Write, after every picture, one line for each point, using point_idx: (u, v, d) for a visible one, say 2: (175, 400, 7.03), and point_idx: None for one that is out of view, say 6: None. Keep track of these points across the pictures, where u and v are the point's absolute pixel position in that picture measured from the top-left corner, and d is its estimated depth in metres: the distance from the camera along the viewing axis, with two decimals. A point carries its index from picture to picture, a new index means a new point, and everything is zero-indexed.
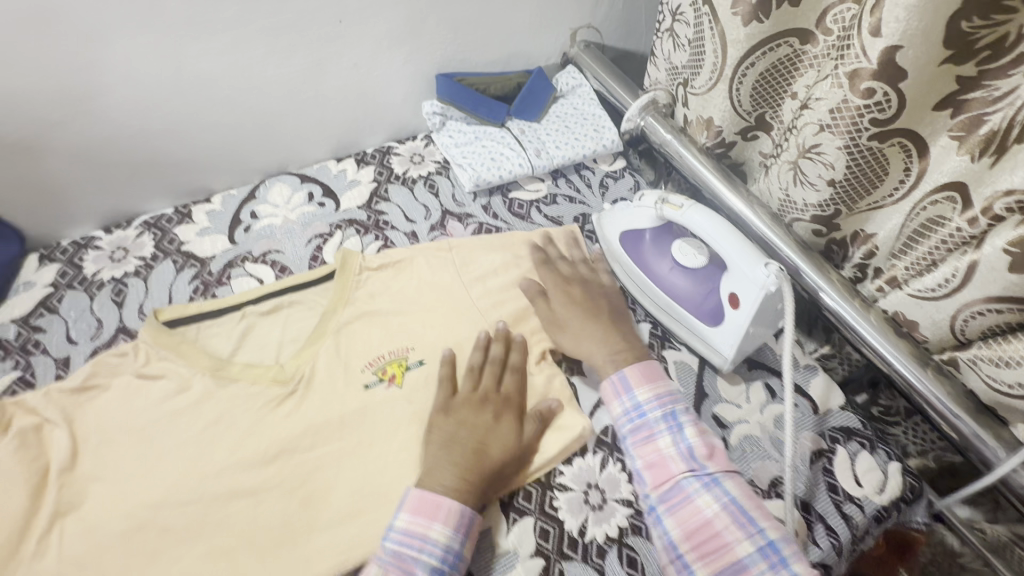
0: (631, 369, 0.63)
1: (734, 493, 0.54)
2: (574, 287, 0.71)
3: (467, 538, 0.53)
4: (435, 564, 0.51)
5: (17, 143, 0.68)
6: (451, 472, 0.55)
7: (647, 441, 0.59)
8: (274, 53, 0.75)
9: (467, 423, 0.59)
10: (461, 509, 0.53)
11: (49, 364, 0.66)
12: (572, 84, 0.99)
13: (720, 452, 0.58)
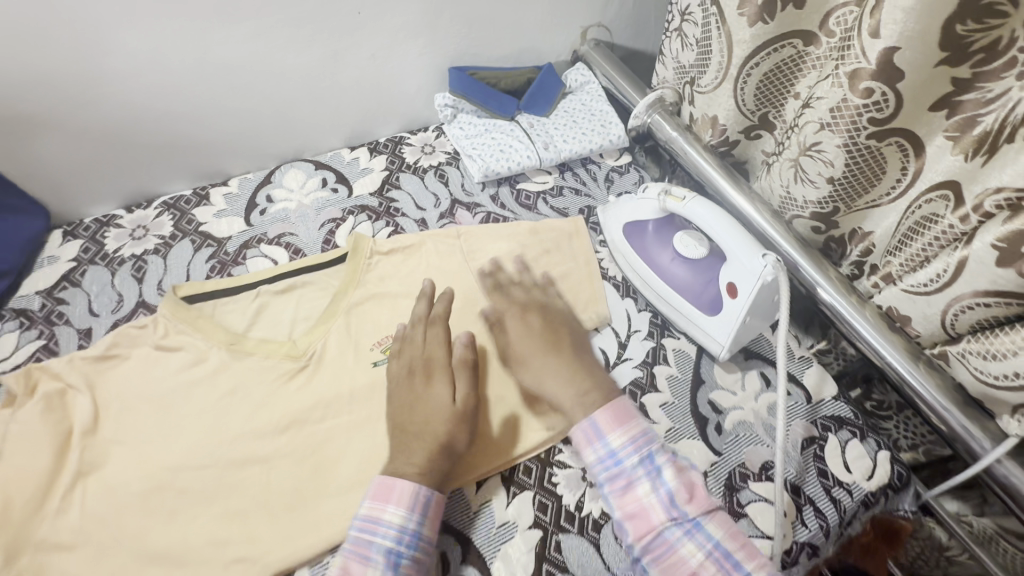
0: (601, 412, 0.58)
1: (718, 536, 0.52)
2: (533, 315, 0.67)
3: (426, 519, 0.53)
4: (393, 546, 0.51)
5: (46, 121, 0.71)
6: (410, 454, 0.56)
7: (625, 491, 0.55)
8: (294, 41, 0.78)
9: (410, 406, 0.59)
10: (415, 489, 0.53)
11: (72, 334, 0.69)
12: (581, 81, 1.01)
13: (701, 490, 0.55)
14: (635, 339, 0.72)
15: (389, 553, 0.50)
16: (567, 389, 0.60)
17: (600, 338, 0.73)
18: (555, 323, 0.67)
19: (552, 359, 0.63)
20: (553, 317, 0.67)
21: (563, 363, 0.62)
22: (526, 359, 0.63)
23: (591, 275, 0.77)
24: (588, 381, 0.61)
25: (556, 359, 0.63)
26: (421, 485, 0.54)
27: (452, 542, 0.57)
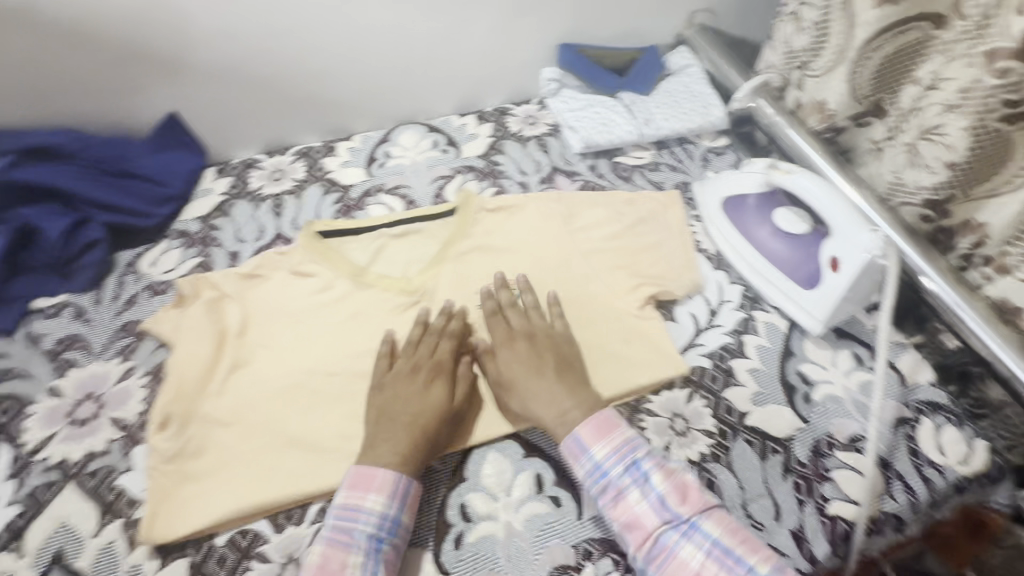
0: (583, 427, 0.59)
1: (715, 534, 0.53)
2: (524, 340, 0.66)
3: (406, 506, 0.56)
4: (375, 532, 0.54)
5: (217, 69, 0.81)
6: (395, 438, 0.58)
7: (617, 501, 0.56)
8: (425, 9, 0.85)
9: (401, 398, 0.61)
10: (397, 479, 0.56)
11: (223, 255, 0.79)
12: (683, 64, 1.02)
13: (692, 489, 0.56)
14: (726, 308, 0.75)
15: (371, 538, 0.53)
16: (552, 415, 0.61)
17: (692, 304, 0.75)
18: (547, 347, 0.65)
19: (544, 385, 0.62)
20: (545, 339, 0.66)
21: (556, 381, 0.63)
22: (515, 383, 0.63)
23: (685, 245, 0.80)
24: (573, 406, 0.61)
25: (547, 380, 0.63)
26: (398, 473, 0.56)
27: (545, 466, 0.62)
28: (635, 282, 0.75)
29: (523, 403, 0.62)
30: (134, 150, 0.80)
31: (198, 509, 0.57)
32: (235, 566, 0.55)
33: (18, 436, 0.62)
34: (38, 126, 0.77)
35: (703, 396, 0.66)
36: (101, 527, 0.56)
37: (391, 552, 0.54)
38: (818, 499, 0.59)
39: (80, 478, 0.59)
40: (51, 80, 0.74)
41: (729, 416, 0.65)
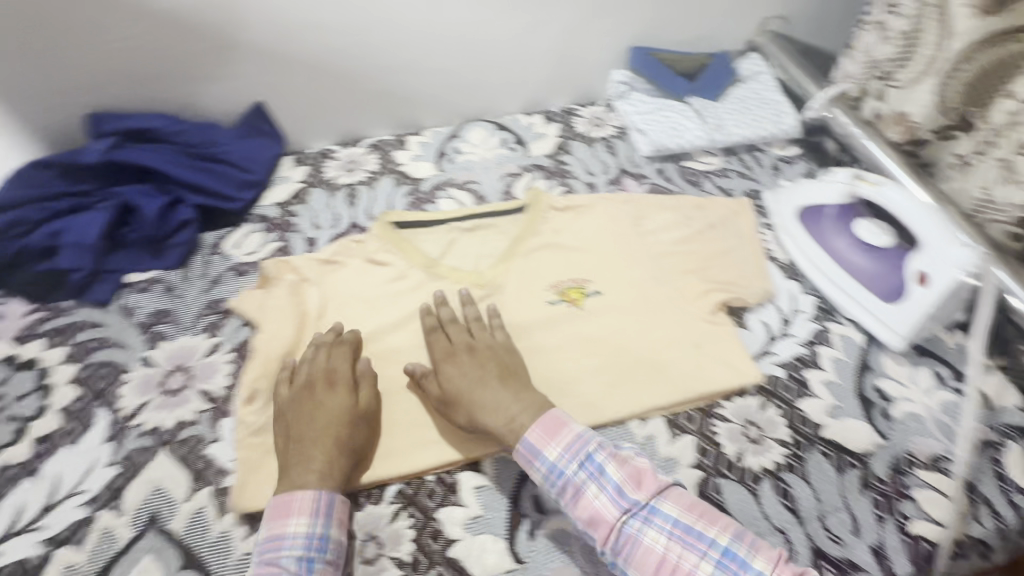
0: (532, 430, 0.57)
1: (673, 514, 0.52)
2: (466, 353, 0.64)
3: (334, 521, 0.54)
4: (304, 554, 0.51)
5: (307, 60, 0.83)
6: (320, 444, 0.57)
7: (577, 499, 0.54)
8: (505, 9, 0.87)
9: (315, 406, 0.59)
10: (317, 496, 0.53)
11: (301, 241, 0.82)
12: (754, 70, 1.01)
13: (647, 473, 0.55)
14: (799, 318, 0.74)
15: (302, 561, 0.51)
16: (501, 423, 0.58)
17: (764, 312, 0.75)
18: (488, 356, 0.64)
19: (491, 394, 0.60)
20: (487, 350, 0.65)
21: (501, 391, 0.60)
22: (468, 395, 0.61)
23: (756, 253, 0.80)
24: (521, 411, 0.59)
25: (493, 391, 0.60)
26: (319, 489, 0.54)
27: None
28: (706, 287, 0.75)
29: (470, 415, 0.60)
30: (222, 136, 0.83)
31: None
32: None
33: (115, 401, 0.65)
34: (138, 110, 0.81)
35: (776, 404, 0.66)
36: (192, 492, 0.59)
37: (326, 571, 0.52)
38: (899, 516, 0.58)
39: (172, 445, 0.62)
40: (153, 66, 0.78)
41: (804, 427, 0.64)
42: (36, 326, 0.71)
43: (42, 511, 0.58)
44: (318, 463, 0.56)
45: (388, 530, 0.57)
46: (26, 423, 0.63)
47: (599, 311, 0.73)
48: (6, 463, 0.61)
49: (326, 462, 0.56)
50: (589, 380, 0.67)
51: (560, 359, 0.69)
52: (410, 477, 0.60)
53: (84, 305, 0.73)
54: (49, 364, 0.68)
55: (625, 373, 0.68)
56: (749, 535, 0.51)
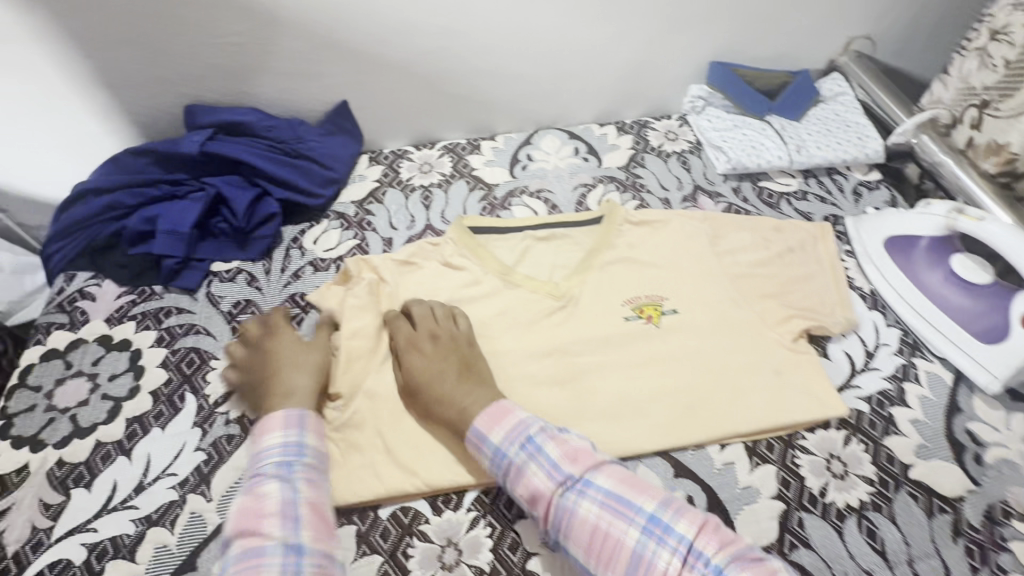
0: (479, 417, 0.57)
1: (606, 485, 0.51)
2: (429, 340, 0.64)
3: (309, 431, 0.57)
4: (283, 458, 0.54)
5: (394, 63, 0.84)
6: (297, 379, 0.61)
7: (518, 478, 0.53)
8: (592, 20, 0.86)
9: (295, 351, 0.64)
10: (289, 412, 0.57)
11: (377, 240, 0.83)
12: (836, 91, 0.99)
13: (583, 449, 0.54)
14: (884, 352, 0.72)
15: (282, 465, 0.54)
16: (453, 416, 0.59)
17: (846, 342, 0.73)
18: (452, 349, 0.64)
19: (445, 388, 0.60)
20: (451, 341, 0.64)
21: (458, 383, 0.61)
22: (427, 386, 0.61)
23: (837, 281, 0.77)
24: (473, 402, 0.59)
25: (450, 383, 0.61)
26: (294, 408, 0.58)
27: (696, 489, 0.61)
28: (787, 312, 0.73)
29: (427, 405, 0.61)
30: (307, 132, 0.85)
31: (364, 483, 0.59)
32: (397, 542, 0.57)
33: (201, 387, 0.67)
34: (229, 104, 0.83)
35: (860, 440, 0.64)
36: None
37: (309, 472, 0.55)
38: (994, 568, 0.56)
39: None
40: (248, 62, 0.79)
41: (891, 466, 0.62)
42: (127, 308, 0.74)
43: (133, 491, 0.60)
44: (285, 396, 0.59)
45: (467, 537, 0.58)
46: (119, 403, 0.66)
47: (676, 331, 0.72)
48: (101, 441, 0.63)
49: (294, 397, 0.59)
50: (666, 401, 0.66)
51: (637, 377, 0.68)
52: (488, 486, 0.60)
53: (172, 291, 0.75)
54: (140, 346, 0.71)
55: (704, 396, 0.66)
56: (678, 500, 0.50)
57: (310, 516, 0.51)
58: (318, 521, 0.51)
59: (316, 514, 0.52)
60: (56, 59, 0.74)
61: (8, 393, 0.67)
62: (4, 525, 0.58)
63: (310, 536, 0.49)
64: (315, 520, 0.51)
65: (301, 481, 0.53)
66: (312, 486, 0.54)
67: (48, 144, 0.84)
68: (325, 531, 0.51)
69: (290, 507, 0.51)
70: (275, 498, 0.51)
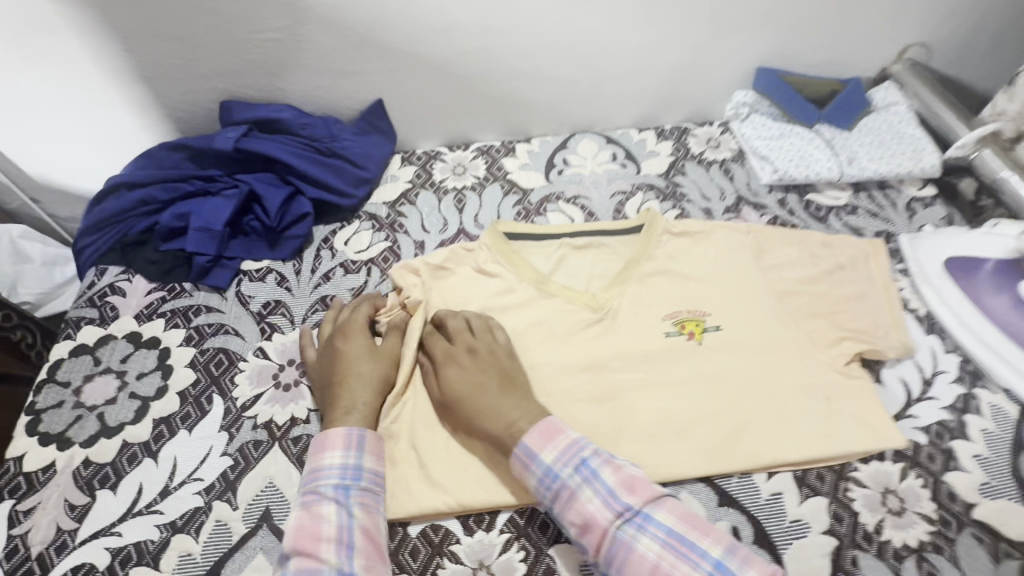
0: (528, 433, 0.54)
1: (668, 522, 0.48)
2: (467, 352, 0.62)
3: (368, 452, 0.56)
4: (341, 480, 0.53)
5: (432, 63, 0.82)
6: (365, 395, 0.60)
7: (570, 502, 0.50)
8: (639, 22, 0.83)
9: (368, 362, 0.62)
10: (350, 431, 0.56)
11: (409, 243, 0.81)
12: (888, 101, 0.94)
13: (641, 479, 0.51)
14: (942, 380, 0.68)
15: (339, 487, 0.52)
16: (499, 429, 0.56)
17: (901, 367, 0.69)
18: (490, 362, 0.62)
19: (489, 403, 0.58)
20: (489, 353, 0.62)
21: (500, 397, 0.58)
22: (468, 400, 0.59)
23: (891, 302, 0.73)
24: (521, 416, 0.56)
25: (492, 397, 0.59)
26: (359, 426, 0.57)
27: (742, 519, 0.58)
28: (838, 334, 0.69)
29: (468, 419, 0.58)
30: (341, 131, 0.84)
31: (396, 499, 0.58)
32: (427, 561, 0.55)
33: (228, 389, 0.66)
34: (264, 100, 0.82)
35: (918, 474, 0.60)
36: None
37: (366, 497, 0.53)
38: None
39: (284, 443, 0.62)
40: (286, 58, 0.77)
41: (951, 503, 0.58)
42: (157, 305, 0.73)
43: (159, 495, 0.58)
44: (353, 413, 0.58)
45: (500, 559, 0.55)
46: (146, 403, 0.65)
47: (720, 349, 0.69)
48: (127, 441, 0.62)
49: (359, 415, 0.58)
50: (710, 423, 0.63)
51: (678, 397, 0.65)
52: (523, 506, 0.58)
53: (202, 289, 0.74)
54: (169, 345, 0.69)
55: (750, 419, 0.63)
56: (743, 547, 0.47)
57: (364, 543, 0.50)
58: (371, 549, 0.50)
59: (369, 541, 0.51)
60: (95, 50, 0.73)
61: (36, 388, 0.66)
62: (29, 524, 0.57)
63: (363, 565, 0.49)
64: (368, 547, 0.50)
65: (357, 506, 0.52)
66: (367, 512, 0.52)
67: (83, 135, 0.84)
68: (377, 560, 0.50)
69: (345, 532, 0.50)
70: (330, 522, 0.50)
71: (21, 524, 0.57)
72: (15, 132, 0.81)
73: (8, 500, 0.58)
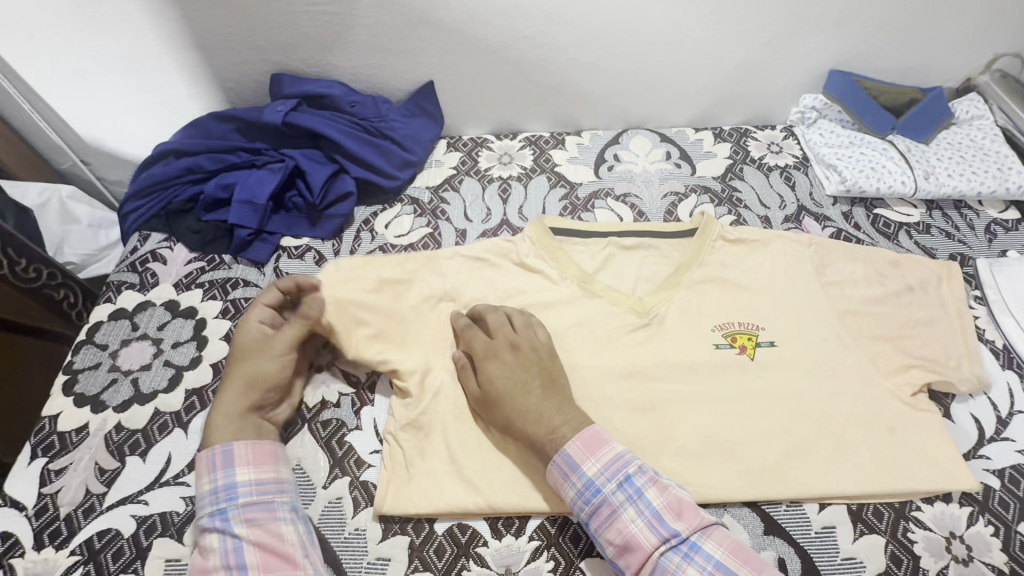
0: (572, 443, 0.53)
1: (717, 554, 0.48)
2: (510, 350, 0.59)
3: (240, 464, 0.52)
4: (215, 506, 0.50)
5: (489, 47, 0.79)
6: (232, 397, 0.56)
7: (611, 521, 0.50)
8: (712, 14, 0.77)
9: (247, 359, 0.59)
10: (210, 452, 0.52)
11: (451, 230, 0.78)
12: (972, 114, 0.88)
13: (689, 505, 0.51)
14: (1019, 421, 0.64)
15: (216, 515, 0.50)
16: (541, 432, 0.54)
17: (972, 403, 0.65)
18: (533, 361, 0.59)
19: (530, 405, 0.56)
20: (533, 351, 0.59)
21: (543, 400, 0.56)
22: (508, 399, 0.56)
23: (966, 330, 0.67)
24: (564, 422, 0.55)
25: (534, 399, 0.56)
26: (227, 440, 0.53)
27: (791, 552, 0.56)
28: (905, 361, 0.64)
29: (507, 418, 0.56)
30: (390, 111, 0.82)
31: (423, 494, 0.56)
32: (452, 562, 0.54)
33: None
34: (314, 76, 0.81)
35: (987, 520, 0.57)
36: (330, 480, 0.58)
37: (250, 511, 0.50)
38: None
39: (313, 426, 0.61)
40: (340, 33, 0.75)
41: None
42: (196, 276, 0.72)
43: (186, 467, 0.58)
44: (218, 418, 0.55)
45: (528, 568, 0.54)
46: (180, 372, 0.64)
47: (774, 367, 0.64)
48: (159, 410, 0.62)
49: (223, 421, 0.55)
50: (760, 445, 0.59)
51: (726, 413, 0.61)
52: (556, 514, 0.56)
53: (241, 262, 0.74)
54: (205, 316, 0.69)
55: (805, 445, 0.60)
56: None
57: (257, 559, 0.48)
58: (270, 561, 0.48)
59: (265, 554, 0.48)
60: (152, 15, 0.72)
61: (74, 348, 0.66)
62: (59, 484, 0.57)
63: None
64: (265, 561, 0.48)
65: (240, 525, 0.49)
66: (256, 525, 0.50)
67: (135, 100, 0.84)
68: (283, 568, 0.48)
69: (232, 557, 0.48)
70: (215, 553, 0.49)
71: (52, 483, 0.57)
72: (71, 94, 0.82)
73: (40, 458, 0.58)
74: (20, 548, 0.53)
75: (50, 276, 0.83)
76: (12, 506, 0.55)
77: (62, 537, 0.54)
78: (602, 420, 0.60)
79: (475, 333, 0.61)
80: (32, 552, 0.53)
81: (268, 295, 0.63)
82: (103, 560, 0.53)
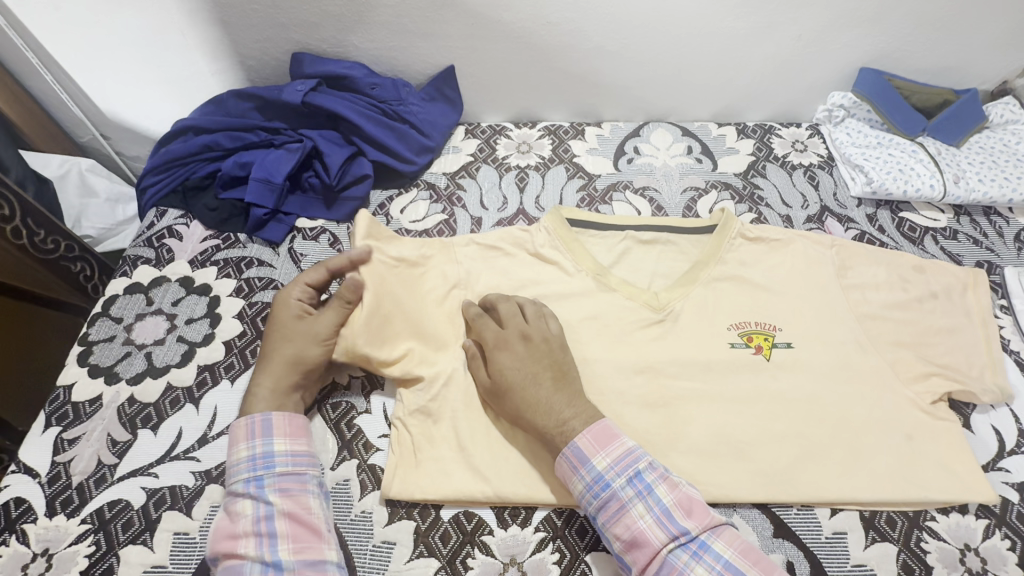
0: (582, 436, 0.52)
1: (726, 554, 0.47)
2: (521, 341, 0.59)
3: (278, 435, 0.53)
4: (252, 472, 0.51)
5: (514, 32, 0.77)
6: (276, 371, 0.57)
7: (619, 517, 0.50)
8: (744, 5, 0.75)
9: (292, 334, 0.59)
10: (251, 420, 0.53)
11: (466, 218, 0.78)
12: (1006, 118, 0.85)
13: (700, 503, 0.50)
14: None
15: (252, 480, 0.51)
16: (550, 424, 0.54)
17: (993, 415, 0.64)
18: (545, 352, 0.58)
19: (540, 397, 0.55)
20: (545, 343, 0.59)
21: (553, 392, 0.55)
22: (519, 390, 0.55)
23: (989, 339, 0.66)
24: (574, 415, 0.54)
25: (545, 390, 0.55)
26: (265, 410, 0.54)
27: (799, 554, 0.55)
28: (925, 368, 0.62)
29: (517, 409, 0.55)
30: (410, 95, 0.81)
31: (430, 480, 0.56)
32: (457, 549, 0.54)
33: None
34: (334, 56, 0.80)
35: (1004, 533, 0.57)
36: (338, 461, 0.58)
37: (283, 480, 0.51)
38: None
39: (323, 407, 0.61)
40: (363, 14, 0.74)
41: None
42: (211, 254, 0.72)
43: (197, 442, 0.58)
44: (261, 390, 0.56)
45: (532, 559, 0.54)
46: (193, 348, 0.65)
47: (789, 368, 0.63)
48: (171, 384, 0.62)
49: (269, 393, 0.56)
50: (772, 447, 0.59)
51: (739, 414, 0.60)
52: (563, 507, 0.56)
53: (256, 241, 0.73)
54: (219, 293, 0.69)
55: (819, 449, 0.59)
56: None
57: (288, 527, 0.49)
58: (298, 531, 0.49)
59: (294, 524, 0.49)
60: None
61: (90, 320, 0.67)
62: (72, 454, 0.57)
63: (290, 551, 0.48)
64: (294, 530, 0.49)
65: (274, 492, 0.50)
66: (288, 495, 0.50)
67: (157, 75, 0.84)
68: (310, 539, 0.49)
69: (263, 524, 0.49)
70: (247, 517, 0.49)
71: (65, 452, 0.57)
72: (92, 68, 0.82)
73: (54, 427, 0.59)
74: (33, 515, 0.54)
75: (68, 248, 0.83)
76: (26, 473, 0.56)
77: (74, 506, 0.54)
78: (612, 415, 0.60)
79: (485, 323, 0.60)
80: (43, 518, 0.54)
81: (310, 274, 0.63)
82: (112, 530, 0.53)
